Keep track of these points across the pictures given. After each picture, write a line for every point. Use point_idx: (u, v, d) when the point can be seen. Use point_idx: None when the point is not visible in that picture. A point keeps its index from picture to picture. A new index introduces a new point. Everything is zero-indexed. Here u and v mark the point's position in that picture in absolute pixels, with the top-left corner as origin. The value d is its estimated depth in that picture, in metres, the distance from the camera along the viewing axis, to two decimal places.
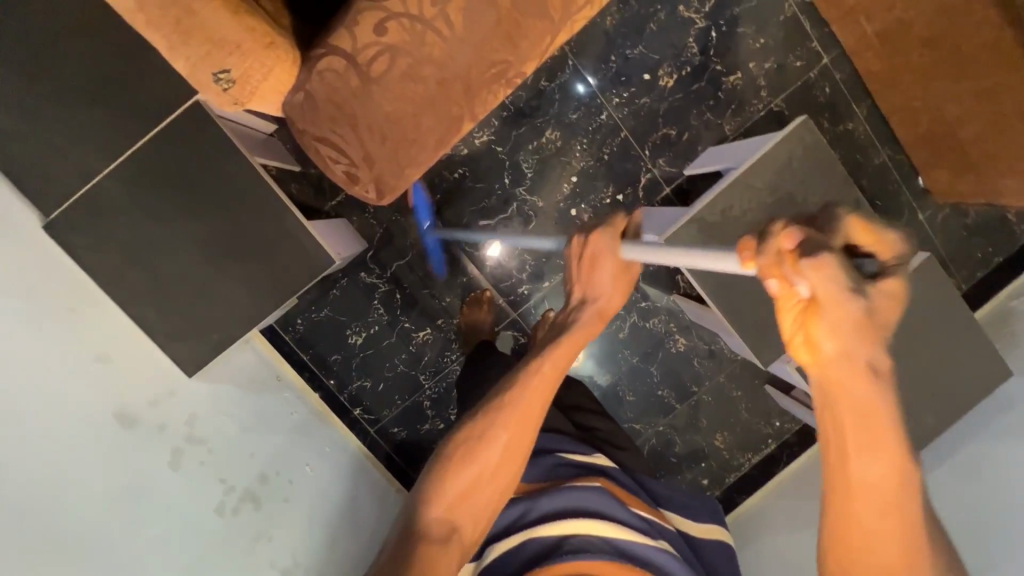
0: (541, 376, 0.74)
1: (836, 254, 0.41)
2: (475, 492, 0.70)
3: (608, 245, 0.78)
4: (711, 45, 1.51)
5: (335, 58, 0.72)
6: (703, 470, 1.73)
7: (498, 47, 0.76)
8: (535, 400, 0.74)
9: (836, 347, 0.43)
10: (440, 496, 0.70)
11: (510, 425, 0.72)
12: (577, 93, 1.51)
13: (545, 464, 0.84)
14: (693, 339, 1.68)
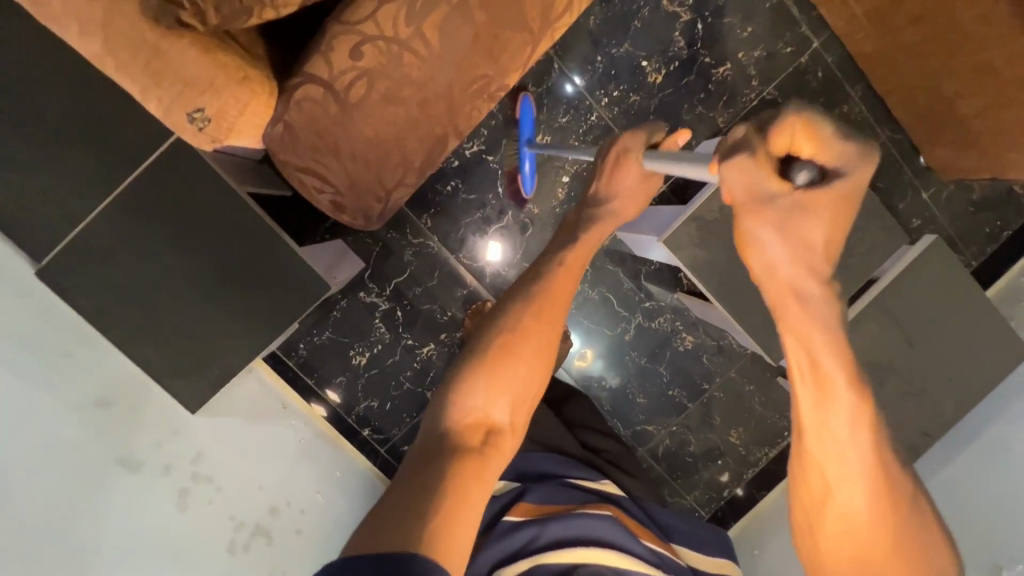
0: (565, 269, 0.80)
1: (754, 161, 0.47)
2: (508, 385, 0.72)
3: (638, 144, 0.81)
4: (698, 38, 1.49)
5: (313, 86, 0.70)
6: (720, 468, 1.70)
7: (477, 62, 0.74)
8: (559, 291, 0.78)
9: (762, 251, 0.51)
10: (475, 391, 0.71)
11: (539, 316, 0.76)
12: (566, 94, 1.49)
13: (554, 489, 0.83)
14: (700, 336, 1.66)
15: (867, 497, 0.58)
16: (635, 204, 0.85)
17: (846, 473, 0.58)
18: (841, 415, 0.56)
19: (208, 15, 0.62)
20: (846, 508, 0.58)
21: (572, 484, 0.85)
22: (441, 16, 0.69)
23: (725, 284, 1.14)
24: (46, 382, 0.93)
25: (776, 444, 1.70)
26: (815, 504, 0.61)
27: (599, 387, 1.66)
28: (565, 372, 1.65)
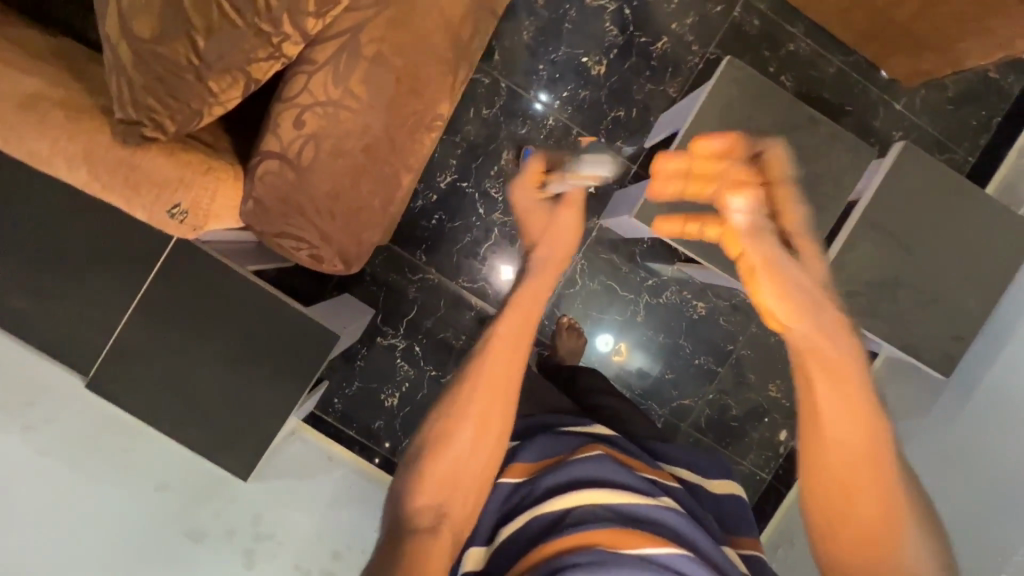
0: (496, 341, 0.77)
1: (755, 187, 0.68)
2: (456, 471, 0.72)
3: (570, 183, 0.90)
4: (628, 22, 1.55)
5: (269, 161, 0.80)
6: (769, 425, 1.68)
7: (406, 101, 0.81)
8: (506, 368, 0.77)
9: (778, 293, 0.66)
10: (425, 484, 0.72)
11: (476, 399, 0.75)
12: (536, 111, 1.56)
13: (542, 442, 0.81)
14: (712, 300, 1.66)
15: (886, 516, 0.62)
16: (571, 237, 0.87)
17: (857, 456, 0.63)
18: (851, 422, 0.63)
19: (166, 125, 0.72)
20: (867, 528, 0.62)
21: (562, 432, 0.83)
22: (362, 73, 0.79)
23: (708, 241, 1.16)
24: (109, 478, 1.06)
25: None
26: (834, 486, 0.64)
27: (631, 374, 1.67)
28: (599, 368, 1.67)
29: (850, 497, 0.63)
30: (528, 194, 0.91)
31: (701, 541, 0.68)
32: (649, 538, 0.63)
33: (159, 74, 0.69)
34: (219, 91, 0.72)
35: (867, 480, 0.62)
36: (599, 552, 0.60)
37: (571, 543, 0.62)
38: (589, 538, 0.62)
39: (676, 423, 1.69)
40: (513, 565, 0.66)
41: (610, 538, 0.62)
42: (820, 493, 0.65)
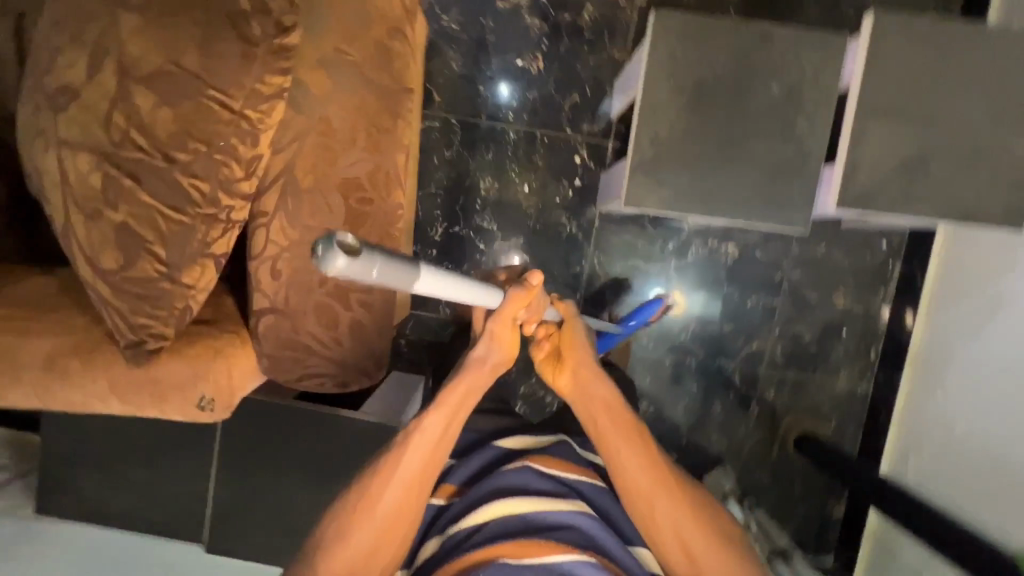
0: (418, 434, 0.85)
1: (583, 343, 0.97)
2: (356, 566, 0.81)
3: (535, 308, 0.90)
4: (547, 7, 1.49)
5: (265, 316, 0.84)
6: (848, 337, 1.59)
7: (361, 211, 0.83)
8: (425, 465, 0.85)
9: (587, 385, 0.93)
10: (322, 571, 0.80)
11: (396, 490, 0.83)
12: (501, 99, 1.53)
13: (482, 458, 0.95)
14: (741, 237, 1.57)
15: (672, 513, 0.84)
16: (506, 350, 0.90)
17: (634, 485, 0.86)
18: (633, 452, 0.87)
19: (165, 332, 0.76)
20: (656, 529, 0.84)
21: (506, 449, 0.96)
22: (312, 205, 0.81)
23: (707, 198, 1.10)
24: None
25: (887, 281, 1.56)
26: (639, 503, 0.85)
27: (693, 324, 1.60)
28: (662, 329, 1.61)
29: (648, 503, 0.85)
30: (513, 304, 0.86)
31: (596, 536, 0.82)
32: (557, 546, 0.77)
33: (140, 293, 0.73)
34: (196, 283, 0.75)
35: (693, 529, 0.84)
36: (500, 567, 0.73)
37: (482, 556, 0.76)
38: (497, 551, 0.76)
39: (753, 369, 1.62)
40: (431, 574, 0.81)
41: (516, 549, 0.76)
42: (632, 502, 0.86)
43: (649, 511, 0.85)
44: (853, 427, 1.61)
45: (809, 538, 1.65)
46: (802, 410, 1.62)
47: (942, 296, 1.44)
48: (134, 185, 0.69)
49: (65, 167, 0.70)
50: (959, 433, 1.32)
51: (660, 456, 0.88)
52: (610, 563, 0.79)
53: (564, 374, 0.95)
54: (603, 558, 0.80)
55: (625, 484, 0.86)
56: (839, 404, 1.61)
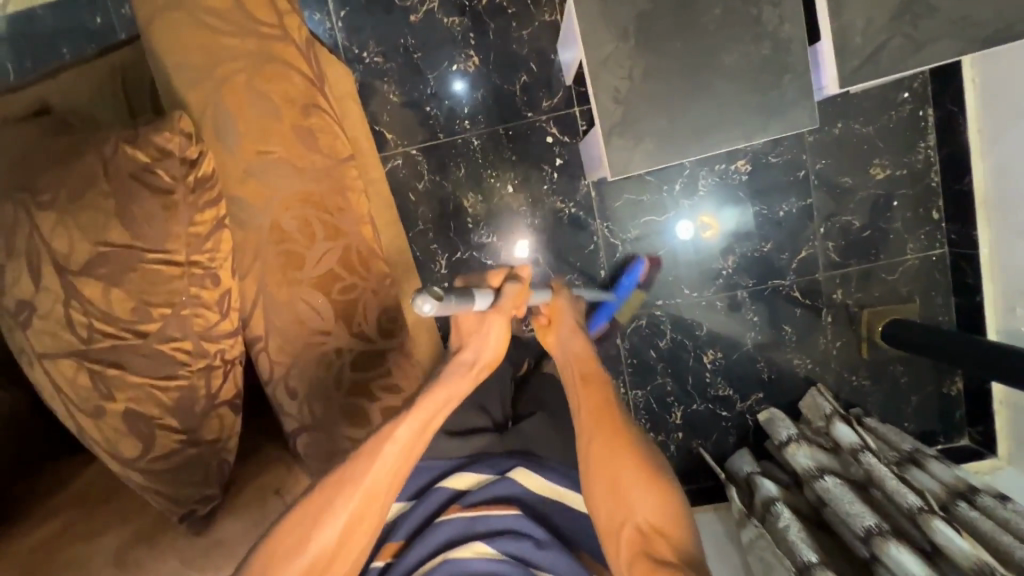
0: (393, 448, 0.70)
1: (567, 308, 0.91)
2: None
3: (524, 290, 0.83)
4: (461, 0, 1.40)
5: (300, 436, 0.81)
6: (902, 206, 1.44)
7: (349, 299, 0.79)
8: (390, 482, 0.70)
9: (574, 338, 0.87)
10: None
11: (350, 506, 0.69)
12: (457, 88, 1.44)
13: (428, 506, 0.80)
14: (748, 149, 1.44)
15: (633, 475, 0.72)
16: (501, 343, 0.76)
17: (593, 430, 0.76)
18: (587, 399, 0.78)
19: (210, 491, 0.74)
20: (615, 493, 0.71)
21: (454, 491, 0.81)
22: (300, 313, 0.78)
23: (696, 134, 1.00)
24: None
25: (924, 131, 1.40)
26: (596, 459, 0.74)
27: (727, 243, 1.48)
28: (698, 255, 1.49)
29: (608, 455, 0.74)
30: (512, 297, 0.75)
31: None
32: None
33: (170, 468, 0.71)
34: (218, 434, 0.74)
35: (640, 482, 0.71)
36: None
37: None
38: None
39: (811, 278, 1.49)
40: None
41: None
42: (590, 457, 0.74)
43: (592, 449, 0.75)
44: (941, 296, 1.46)
45: (934, 425, 1.52)
46: (879, 299, 1.48)
47: (995, 127, 1.27)
48: (121, 371, 0.67)
49: (52, 378, 0.68)
50: None
51: (616, 401, 0.78)
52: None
53: (549, 337, 0.89)
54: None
55: (582, 414, 0.78)
56: (917, 278, 1.46)
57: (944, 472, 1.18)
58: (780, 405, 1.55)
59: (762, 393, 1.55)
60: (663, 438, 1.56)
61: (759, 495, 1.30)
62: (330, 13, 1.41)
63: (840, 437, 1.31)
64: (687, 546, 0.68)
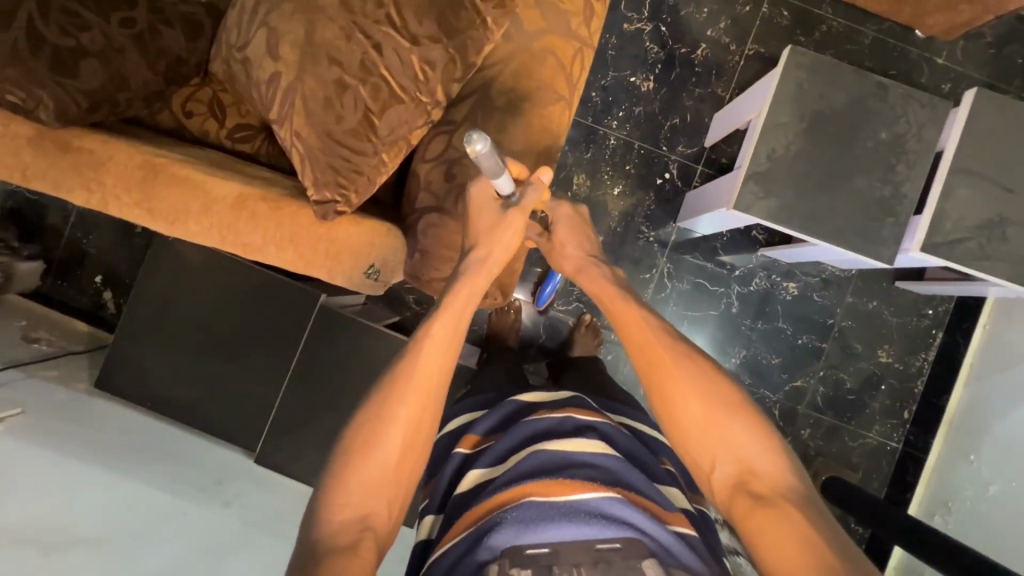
0: (431, 340, 0.80)
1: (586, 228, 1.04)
2: (388, 470, 0.75)
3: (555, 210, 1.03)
4: (667, 38, 1.65)
5: (429, 215, 0.91)
6: (887, 392, 1.67)
7: (540, 138, 0.91)
8: (437, 375, 0.79)
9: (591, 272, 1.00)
10: (351, 470, 0.74)
11: (407, 397, 0.77)
12: (577, 135, 1.65)
13: (504, 409, 0.98)
14: (802, 278, 1.67)
15: (703, 404, 0.81)
16: (508, 246, 0.85)
17: (653, 367, 0.85)
18: (638, 335, 0.89)
19: (350, 197, 0.82)
20: (694, 425, 0.81)
21: (525, 402, 0.98)
22: (500, 121, 0.89)
23: (805, 217, 1.21)
24: (285, 536, 1.08)
25: (930, 345, 1.66)
26: (664, 400, 0.84)
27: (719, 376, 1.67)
28: None
29: (669, 386, 0.83)
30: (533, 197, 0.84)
31: (625, 477, 0.81)
32: (580, 484, 0.77)
33: (345, 155, 0.80)
34: (389, 160, 0.82)
35: (704, 405, 0.81)
36: (529, 507, 0.74)
37: (515, 494, 0.77)
38: (525, 492, 0.77)
39: (792, 406, 1.68)
40: (456, 519, 0.82)
41: (541, 489, 0.76)
42: (656, 397, 0.84)
43: (656, 392, 0.85)
44: (878, 481, 1.67)
45: None
46: (833, 455, 1.67)
47: (984, 366, 1.54)
48: (376, 57, 0.77)
49: (314, 29, 0.78)
50: (992, 495, 1.39)
51: (664, 342, 0.87)
52: (638, 497, 0.79)
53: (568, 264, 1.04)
54: (631, 494, 0.80)
55: (641, 361, 0.87)
56: (869, 456, 1.67)
57: None
58: None
59: None
60: None
61: None
62: None
63: None
64: (773, 473, 0.77)
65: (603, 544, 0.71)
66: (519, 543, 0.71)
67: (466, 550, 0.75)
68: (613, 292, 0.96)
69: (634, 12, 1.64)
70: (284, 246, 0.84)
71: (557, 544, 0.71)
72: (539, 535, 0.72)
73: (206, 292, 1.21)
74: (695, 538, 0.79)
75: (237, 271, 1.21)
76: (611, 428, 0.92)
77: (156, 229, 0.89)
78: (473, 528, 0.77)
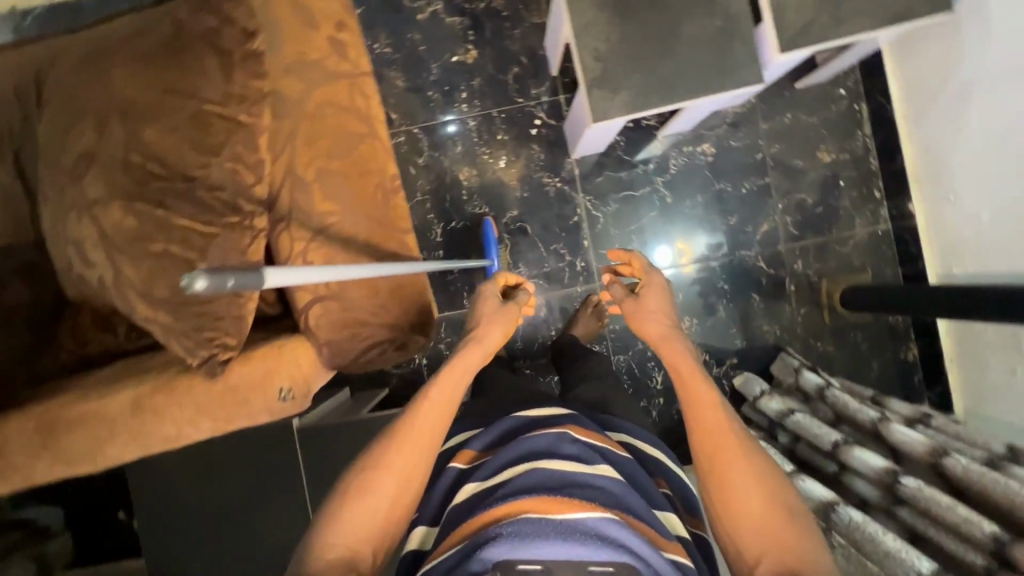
0: (428, 402, 0.97)
1: (664, 288, 1.18)
2: (381, 507, 0.86)
3: (655, 283, 1.20)
4: (462, 3, 1.62)
5: (314, 308, 0.89)
6: (848, 186, 1.63)
7: (368, 183, 0.91)
8: (433, 433, 0.94)
9: (663, 334, 1.11)
10: (343, 515, 0.85)
11: (402, 451, 0.91)
12: (439, 138, 1.63)
13: (500, 426, 0.99)
14: (711, 134, 1.64)
15: (756, 492, 0.84)
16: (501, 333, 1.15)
17: (716, 442, 0.90)
18: (709, 410, 0.94)
19: (229, 341, 0.82)
20: (741, 503, 0.84)
21: (526, 418, 0.99)
22: (321, 189, 0.88)
23: (661, 89, 1.18)
24: None
25: (860, 120, 1.62)
26: (718, 471, 0.87)
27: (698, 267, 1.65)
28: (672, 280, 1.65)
29: (724, 466, 0.87)
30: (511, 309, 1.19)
31: (631, 501, 0.84)
32: (576, 505, 0.78)
33: (199, 312, 0.80)
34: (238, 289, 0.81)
35: (752, 490, 0.84)
36: (521, 524, 0.75)
37: (508, 510, 0.79)
38: (523, 509, 0.78)
39: (774, 249, 1.65)
40: (456, 527, 0.82)
41: (535, 508, 0.78)
42: (709, 473, 0.88)
43: (710, 467, 0.88)
44: (890, 267, 1.63)
45: (897, 388, 1.65)
46: (836, 270, 1.64)
47: (916, 112, 1.48)
48: (164, 211, 0.78)
49: (101, 222, 0.79)
50: (988, 221, 1.33)
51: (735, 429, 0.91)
52: (638, 522, 0.81)
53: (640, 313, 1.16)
54: (632, 519, 0.81)
55: (702, 439, 0.91)
56: (868, 250, 1.63)
57: (903, 407, 1.28)
58: (754, 371, 1.65)
59: (736, 358, 1.66)
60: (645, 402, 1.64)
61: None
62: None
63: (808, 383, 1.42)
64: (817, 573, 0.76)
65: (595, 567, 0.72)
66: (512, 560, 0.72)
67: (458, 560, 0.76)
68: (695, 370, 1.01)
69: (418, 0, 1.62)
70: (197, 418, 0.85)
71: (548, 562, 0.72)
72: (533, 553, 0.73)
73: (198, 478, 1.23)
74: (689, 568, 0.80)
75: (211, 445, 1.22)
76: (614, 453, 0.96)
77: (89, 471, 0.90)
78: (467, 541, 0.78)
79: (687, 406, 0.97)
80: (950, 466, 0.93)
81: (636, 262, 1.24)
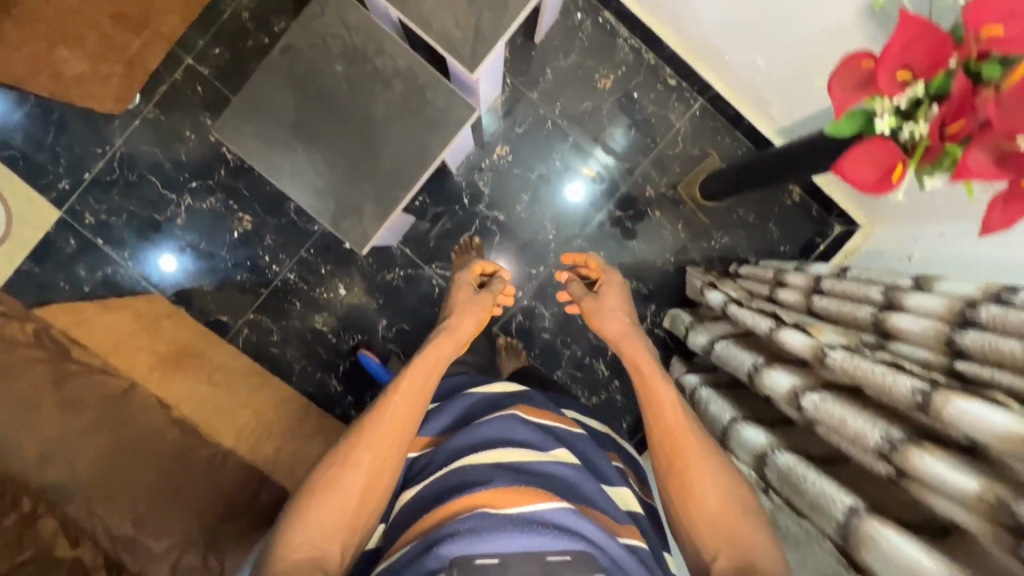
0: (400, 394, 0.89)
1: (621, 285, 1.18)
2: (348, 506, 0.79)
3: (615, 283, 1.18)
4: (205, 182, 1.55)
5: None
6: (644, 92, 1.56)
7: None
8: (405, 426, 0.86)
9: (624, 322, 1.08)
10: (304, 527, 0.77)
11: (371, 446, 0.83)
12: (276, 307, 1.59)
13: (460, 406, 0.95)
14: (495, 135, 1.58)
15: (718, 492, 0.81)
16: (472, 322, 1.13)
17: (673, 439, 0.85)
18: (665, 403, 0.89)
19: None
20: (699, 497, 0.80)
21: (488, 399, 0.95)
22: None
23: (394, 179, 1.12)
24: None
25: (611, 29, 1.54)
26: (677, 469, 0.83)
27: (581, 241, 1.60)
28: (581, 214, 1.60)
29: (685, 460, 0.83)
30: (482, 301, 1.18)
31: (585, 484, 0.79)
32: (538, 493, 0.71)
33: None
34: None
35: (715, 488, 0.81)
36: (478, 517, 0.67)
37: (465, 507, 0.70)
38: (477, 504, 0.70)
39: (619, 191, 1.60)
40: (410, 526, 0.75)
41: (495, 499, 0.70)
42: (668, 474, 0.84)
43: (668, 469, 0.84)
44: (728, 135, 1.57)
45: (803, 231, 1.61)
46: (684, 170, 1.59)
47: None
48: None
49: None
50: (763, 62, 1.27)
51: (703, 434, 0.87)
52: (591, 510, 0.76)
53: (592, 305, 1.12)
54: (581, 504, 0.75)
55: (661, 442, 0.86)
56: (698, 135, 1.57)
57: (799, 279, 1.28)
58: (675, 303, 1.62)
59: (655, 303, 1.63)
60: (605, 395, 1.63)
61: (687, 388, 1.39)
62: (117, 262, 1.56)
63: (713, 302, 1.40)
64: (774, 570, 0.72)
65: (553, 557, 0.62)
66: (467, 555, 0.61)
67: (412, 560, 0.67)
68: (648, 359, 0.97)
69: (167, 207, 1.55)
70: None
71: (505, 555, 0.62)
72: (489, 544, 0.63)
73: None
74: (643, 552, 0.77)
75: None
76: (567, 432, 0.91)
77: None
78: (420, 541, 0.69)
79: (643, 401, 0.92)
80: (831, 361, 0.91)
81: (591, 265, 1.23)
